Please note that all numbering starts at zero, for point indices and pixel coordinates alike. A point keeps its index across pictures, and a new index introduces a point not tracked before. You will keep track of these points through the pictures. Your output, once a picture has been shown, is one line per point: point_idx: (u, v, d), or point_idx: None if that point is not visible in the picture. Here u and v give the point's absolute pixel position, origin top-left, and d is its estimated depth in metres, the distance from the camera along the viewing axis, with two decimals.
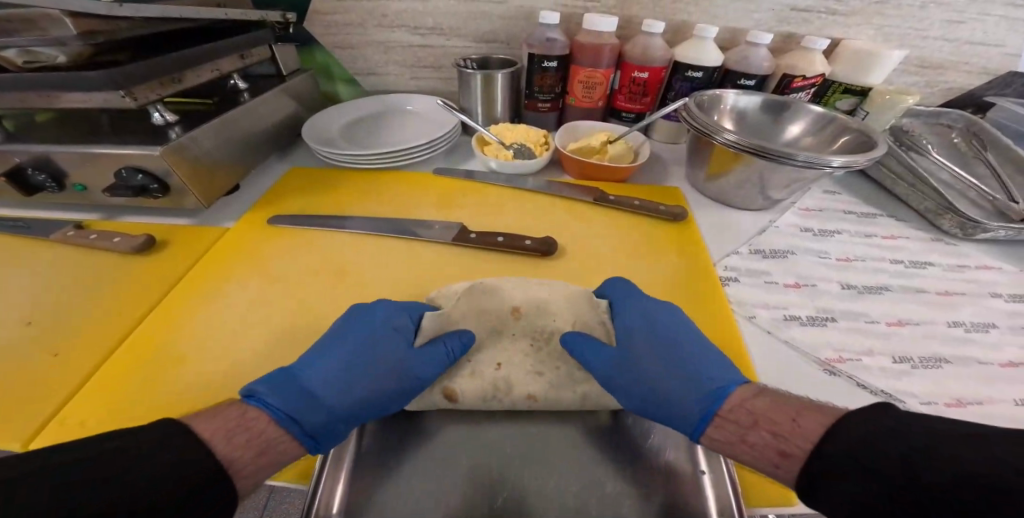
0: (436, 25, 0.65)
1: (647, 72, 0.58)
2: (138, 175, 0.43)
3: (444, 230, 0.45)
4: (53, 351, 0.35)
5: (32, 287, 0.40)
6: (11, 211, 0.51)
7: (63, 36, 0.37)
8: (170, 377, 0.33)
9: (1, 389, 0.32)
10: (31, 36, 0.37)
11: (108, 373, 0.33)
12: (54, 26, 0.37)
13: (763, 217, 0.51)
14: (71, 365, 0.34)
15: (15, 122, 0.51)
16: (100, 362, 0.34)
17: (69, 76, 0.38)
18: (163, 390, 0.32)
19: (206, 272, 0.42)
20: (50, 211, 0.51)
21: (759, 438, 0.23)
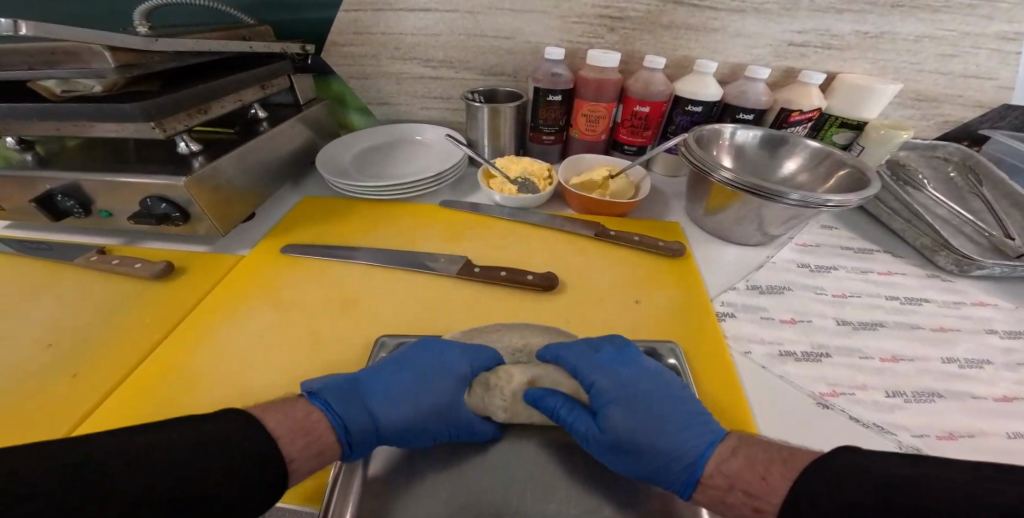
0: (447, 58, 0.68)
1: (647, 106, 0.60)
2: (162, 204, 0.45)
3: (449, 262, 0.47)
4: (75, 372, 0.36)
5: (56, 309, 0.42)
6: (39, 235, 0.53)
7: (102, 69, 0.38)
8: (186, 399, 0.35)
9: (22, 407, 0.33)
10: (72, 67, 0.38)
11: (125, 393, 0.35)
12: (93, 59, 0.38)
13: (759, 252, 0.52)
14: (90, 385, 0.35)
15: (47, 149, 0.53)
16: (116, 383, 0.36)
17: (104, 108, 0.40)
18: (178, 411, 0.34)
19: (221, 298, 0.44)
20: (75, 235, 0.53)
21: (736, 499, 0.25)
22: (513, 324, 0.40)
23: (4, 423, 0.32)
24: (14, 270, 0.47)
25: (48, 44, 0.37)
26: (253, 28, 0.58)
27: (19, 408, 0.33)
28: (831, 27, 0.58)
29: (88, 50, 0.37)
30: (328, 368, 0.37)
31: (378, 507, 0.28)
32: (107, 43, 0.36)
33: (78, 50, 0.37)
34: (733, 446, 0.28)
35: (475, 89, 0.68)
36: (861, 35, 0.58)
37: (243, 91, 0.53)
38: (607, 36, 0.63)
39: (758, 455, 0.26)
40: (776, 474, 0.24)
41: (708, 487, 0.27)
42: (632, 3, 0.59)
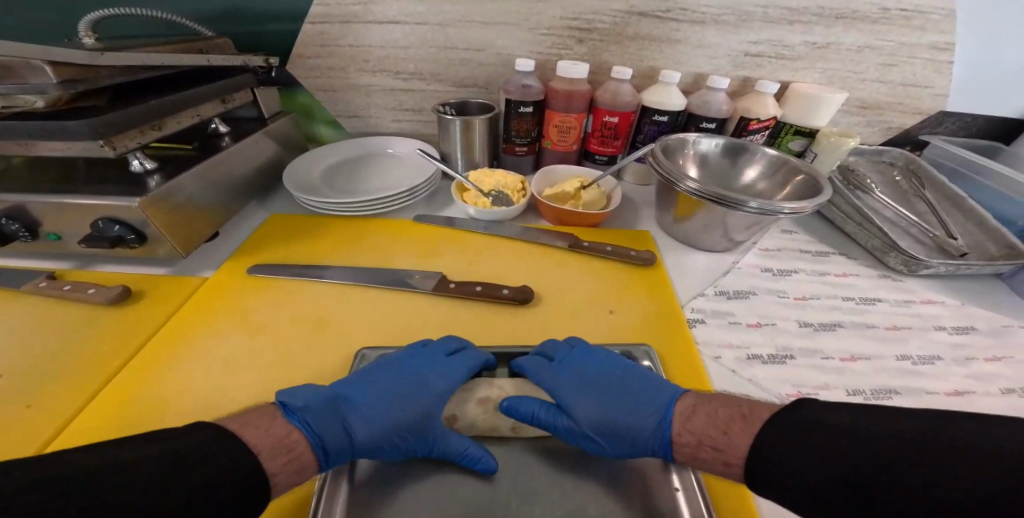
0: (417, 70, 0.67)
1: (616, 117, 0.61)
2: (116, 226, 0.43)
3: (425, 278, 0.47)
4: (27, 403, 0.34)
5: (4, 337, 0.39)
6: None
7: (42, 84, 0.35)
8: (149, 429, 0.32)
9: None
10: (7, 82, 0.36)
11: (83, 426, 0.32)
12: (34, 74, 0.35)
13: (726, 258, 0.54)
14: (45, 416, 0.33)
15: None
16: (74, 415, 0.33)
17: (48, 125, 0.38)
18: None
19: (187, 322, 0.42)
20: (21, 260, 0.50)
21: (706, 455, 0.27)
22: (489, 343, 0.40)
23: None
24: None
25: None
26: (212, 39, 0.56)
27: None
28: (784, 38, 0.61)
29: (27, 64, 0.35)
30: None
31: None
32: (47, 57, 0.34)
33: (14, 64, 0.35)
34: (693, 404, 0.30)
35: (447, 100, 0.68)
36: (809, 46, 0.62)
37: (201, 105, 0.51)
38: (575, 48, 0.64)
39: (717, 412, 0.28)
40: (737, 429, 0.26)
41: (682, 445, 0.29)
42: (598, 16, 0.60)
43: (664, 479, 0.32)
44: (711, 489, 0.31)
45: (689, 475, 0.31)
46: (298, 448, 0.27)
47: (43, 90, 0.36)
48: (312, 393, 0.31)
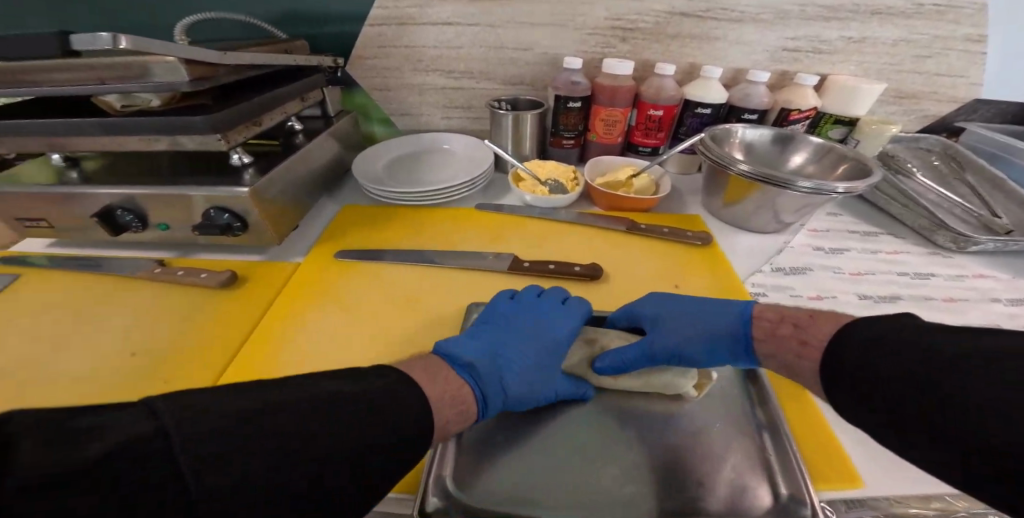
0: (468, 69, 0.72)
1: (661, 110, 0.64)
2: (225, 214, 0.47)
3: (498, 259, 0.50)
4: (166, 378, 0.37)
5: (131, 319, 0.44)
6: (93, 252, 0.55)
7: (175, 83, 0.39)
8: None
9: None
10: (142, 81, 0.40)
11: None
12: (167, 73, 0.39)
13: (777, 238, 0.57)
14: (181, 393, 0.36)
15: (95, 165, 0.55)
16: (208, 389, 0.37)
17: (176, 121, 0.42)
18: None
19: (289, 304, 0.45)
20: (128, 251, 0.55)
21: (785, 331, 0.30)
22: None
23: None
24: (77, 283, 0.49)
25: (121, 59, 0.38)
26: (292, 42, 0.61)
27: None
28: (821, 32, 0.64)
29: (160, 64, 0.38)
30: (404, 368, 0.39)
31: (472, 467, 0.31)
32: (183, 55, 0.38)
33: (150, 65, 0.38)
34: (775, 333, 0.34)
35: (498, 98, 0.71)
36: (845, 40, 0.64)
37: (288, 104, 0.56)
38: (619, 47, 0.66)
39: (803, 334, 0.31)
40: (823, 316, 0.27)
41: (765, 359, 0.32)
42: (641, 16, 0.63)
43: (756, 440, 0.33)
44: (803, 449, 0.32)
45: (784, 443, 0.32)
46: (466, 400, 0.29)
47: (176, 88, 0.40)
48: (467, 349, 0.33)
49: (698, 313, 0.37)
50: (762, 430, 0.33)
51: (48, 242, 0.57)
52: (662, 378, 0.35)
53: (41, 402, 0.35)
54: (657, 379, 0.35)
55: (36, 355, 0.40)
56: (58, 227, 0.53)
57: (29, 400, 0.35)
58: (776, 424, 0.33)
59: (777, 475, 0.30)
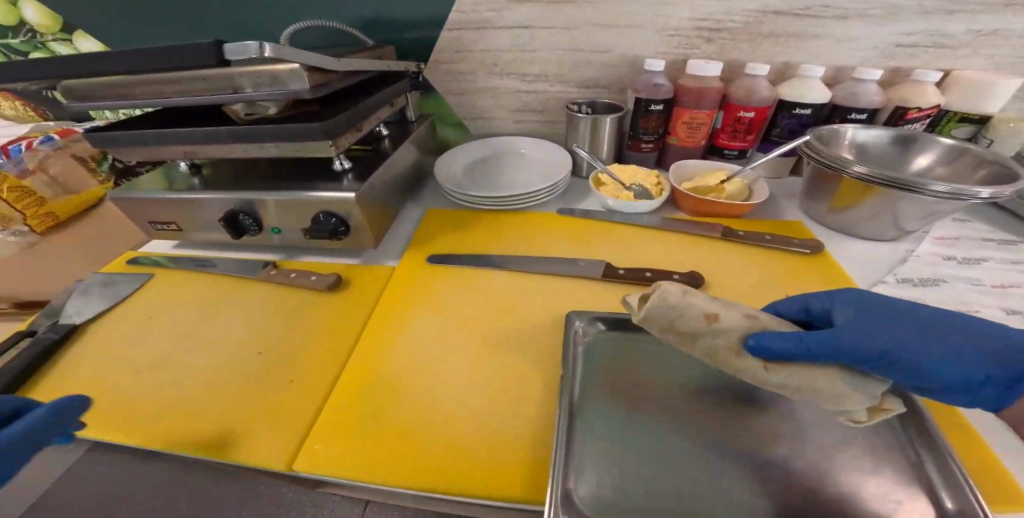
0: (542, 72, 0.71)
1: (752, 112, 0.60)
2: (333, 219, 0.50)
3: (589, 265, 0.50)
4: (290, 379, 0.40)
5: (251, 320, 0.47)
6: (213, 254, 0.62)
7: (299, 88, 0.42)
8: (395, 402, 0.37)
9: (260, 410, 0.37)
10: (272, 89, 0.42)
11: (340, 396, 0.37)
12: (293, 80, 0.42)
13: (896, 247, 0.52)
14: (307, 389, 0.39)
15: (212, 170, 0.61)
16: (330, 386, 0.39)
17: (296, 128, 0.46)
18: (392, 414, 0.36)
19: (391, 306, 0.47)
20: (240, 254, 0.60)
21: None
22: None
23: (244, 427, 0.35)
24: (199, 281, 0.54)
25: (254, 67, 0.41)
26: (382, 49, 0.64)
27: (257, 409, 0.37)
28: (942, 27, 0.55)
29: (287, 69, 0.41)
30: (509, 374, 0.39)
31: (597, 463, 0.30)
32: (309, 62, 0.40)
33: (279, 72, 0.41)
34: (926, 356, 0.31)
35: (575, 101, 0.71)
36: (975, 31, 0.55)
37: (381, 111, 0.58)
38: (702, 47, 0.62)
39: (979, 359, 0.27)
40: None
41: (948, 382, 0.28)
42: (729, 16, 0.58)
43: (907, 455, 0.30)
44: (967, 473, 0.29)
45: (944, 458, 0.29)
46: None
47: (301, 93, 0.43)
48: None
49: (917, 334, 0.28)
50: (913, 442, 0.31)
51: (171, 243, 0.65)
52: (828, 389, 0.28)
53: (186, 398, 0.39)
54: (824, 386, 0.28)
55: (174, 352, 0.44)
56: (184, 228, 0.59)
57: (178, 395, 0.39)
58: (900, 440, 0.31)
59: (919, 489, 0.28)
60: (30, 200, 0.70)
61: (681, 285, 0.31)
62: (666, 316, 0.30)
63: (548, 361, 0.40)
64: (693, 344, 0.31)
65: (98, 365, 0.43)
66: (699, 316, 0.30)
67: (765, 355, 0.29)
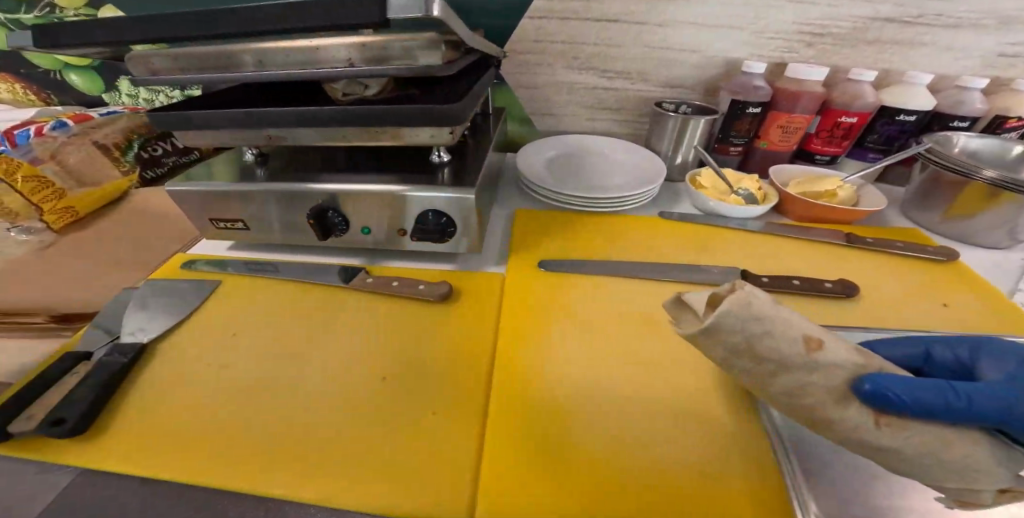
0: (624, 70, 0.68)
1: (855, 117, 0.59)
2: (442, 217, 0.45)
3: (725, 273, 0.47)
4: (431, 406, 0.35)
5: (359, 341, 0.41)
6: (285, 256, 0.56)
7: (432, 64, 0.34)
8: (569, 431, 0.33)
9: (410, 444, 0.32)
10: (399, 66, 0.35)
11: (501, 425, 0.33)
12: (423, 54, 0.34)
13: (1011, 256, 0.52)
14: (456, 418, 0.34)
15: (275, 162, 0.54)
16: (482, 414, 0.34)
17: (421, 112, 0.42)
18: (576, 446, 0.32)
19: (519, 320, 0.43)
20: (320, 259, 0.55)
21: None
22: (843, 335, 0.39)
23: (408, 468, 0.30)
24: (279, 291, 0.48)
25: (381, 36, 0.33)
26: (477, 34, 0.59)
27: (407, 443, 0.32)
28: None
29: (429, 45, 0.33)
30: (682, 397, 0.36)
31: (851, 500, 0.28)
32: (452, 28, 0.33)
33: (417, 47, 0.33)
34: None
35: (664, 101, 0.67)
36: None
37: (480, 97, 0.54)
38: (801, 51, 0.60)
39: None
40: None
41: None
42: (836, 21, 0.57)
43: None
44: None
45: None
46: None
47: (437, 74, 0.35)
48: None
49: None
50: None
51: (228, 243, 0.58)
52: (960, 458, 0.23)
53: (316, 431, 0.33)
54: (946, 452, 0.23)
55: (278, 380, 0.38)
56: (252, 226, 0.52)
57: (303, 429, 0.33)
58: None
59: None
60: (49, 191, 0.61)
61: (769, 298, 0.25)
62: (745, 332, 0.24)
63: (714, 379, 0.37)
64: (775, 379, 0.25)
65: (186, 398, 0.36)
66: (796, 339, 0.25)
67: (882, 405, 0.23)
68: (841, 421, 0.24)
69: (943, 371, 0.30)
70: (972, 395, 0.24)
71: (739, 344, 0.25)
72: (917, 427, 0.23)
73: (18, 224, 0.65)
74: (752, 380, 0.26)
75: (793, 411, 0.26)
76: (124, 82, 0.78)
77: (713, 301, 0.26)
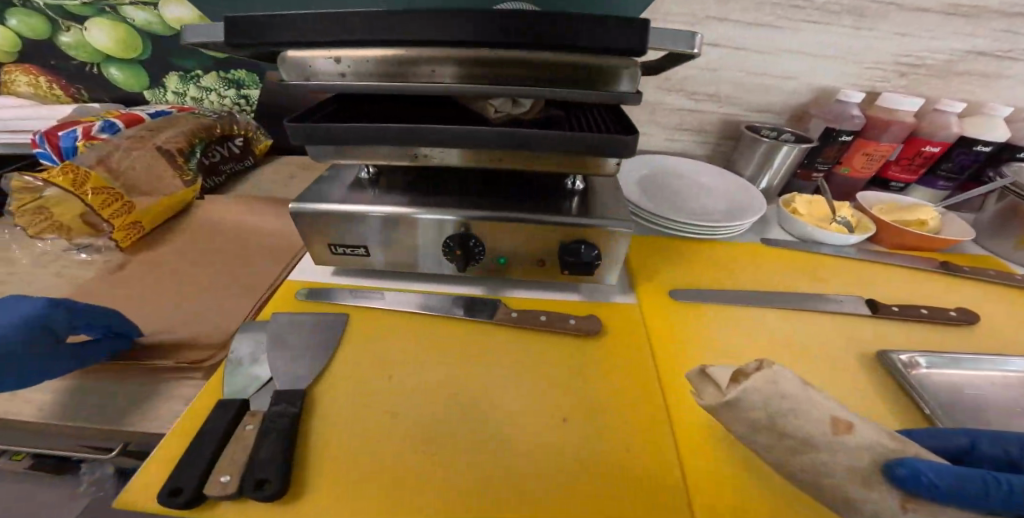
0: (715, 93, 0.68)
1: (937, 147, 0.63)
2: (594, 250, 0.46)
3: (853, 302, 0.50)
4: (625, 447, 0.36)
5: (523, 380, 0.42)
6: (403, 283, 0.55)
7: (627, 92, 0.34)
8: (761, 468, 0.36)
9: (628, 488, 0.33)
10: (592, 91, 0.34)
11: (700, 466, 0.35)
12: (620, 82, 0.34)
13: None
14: (656, 460, 0.35)
15: (389, 179, 0.53)
16: (677, 454, 0.36)
17: (583, 139, 0.40)
18: (767, 482, 0.35)
19: (668, 354, 0.45)
20: (441, 286, 0.55)
21: None
22: (979, 365, 0.43)
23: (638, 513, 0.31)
24: (418, 326, 0.48)
25: (590, 60, 0.32)
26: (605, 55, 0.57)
27: (624, 487, 0.33)
28: None
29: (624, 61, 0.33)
30: None
31: None
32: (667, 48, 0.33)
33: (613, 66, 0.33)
34: None
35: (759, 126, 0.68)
36: None
37: None
38: (893, 81, 0.64)
39: None
40: None
41: None
42: (936, 54, 0.61)
43: None
44: None
45: None
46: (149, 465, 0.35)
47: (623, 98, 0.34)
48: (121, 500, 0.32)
49: None
50: None
51: (331, 268, 0.56)
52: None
53: (529, 479, 0.33)
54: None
55: (455, 428, 0.37)
56: (376, 253, 0.51)
57: (513, 477, 0.33)
58: None
59: None
60: (118, 204, 0.57)
61: (800, 381, 0.27)
62: (768, 409, 0.26)
63: None
64: (796, 456, 0.25)
65: (370, 451, 0.35)
66: (821, 419, 0.25)
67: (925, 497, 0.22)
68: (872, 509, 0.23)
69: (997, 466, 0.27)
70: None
71: (758, 419, 0.27)
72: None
73: (71, 240, 0.59)
74: (775, 457, 0.27)
75: (815, 490, 0.26)
76: (173, 79, 0.75)
77: (736, 377, 0.29)
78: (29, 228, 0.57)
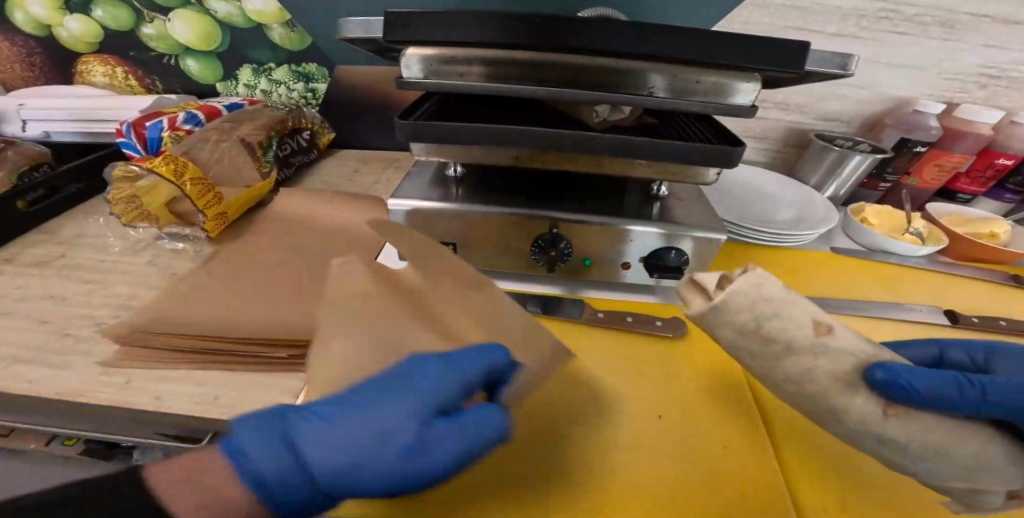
0: (783, 100, 0.69)
1: (1010, 160, 0.63)
2: (680, 255, 0.48)
3: (933, 313, 0.51)
4: (724, 447, 0.37)
5: (611, 378, 0.43)
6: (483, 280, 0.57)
7: (743, 105, 0.36)
8: (857, 474, 0.37)
9: (738, 488, 0.33)
10: (712, 103, 0.35)
11: (802, 472, 0.36)
12: (737, 95, 0.36)
13: None
14: (758, 462, 0.36)
15: (470, 183, 0.54)
16: (777, 460, 0.37)
17: (686, 147, 0.42)
18: (876, 487, 0.35)
19: None
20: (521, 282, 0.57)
21: None
22: None
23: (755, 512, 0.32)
24: None
25: (717, 75, 0.34)
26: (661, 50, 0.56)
27: (734, 485, 0.34)
28: None
29: (745, 77, 0.35)
30: None
31: None
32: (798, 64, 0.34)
33: (732, 82, 0.35)
34: None
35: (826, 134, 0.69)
36: None
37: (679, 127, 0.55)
38: (974, 92, 0.65)
39: None
40: None
41: None
42: (1018, 65, 0.62)
43: None
44: None
45: None
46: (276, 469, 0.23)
47: (738, 112, 0.36)
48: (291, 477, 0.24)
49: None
50: None
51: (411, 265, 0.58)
52: (968, 450, 0.28)
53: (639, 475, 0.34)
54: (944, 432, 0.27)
55: (553, 421, 0.38)
56: (461, 251, 0.53)
57: (622, 470, 0.34)
58: None
59: None
60: (210, 194, 0.59)
61: (783, 286, 0.30)
62: (754, 311, 0.29)
63: None
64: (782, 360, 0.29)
65: None
66: (802, 323, 0.29)
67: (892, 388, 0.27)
68: (851, 409, 0.28)
69: (959, 368, 0.36)
70: (989, 389, 0.28)
71: (745, 324, 0.30)
72: (930, 419, 0.28)
73: (161, 228, 0.62)
74: (761, 364, 0.31)
75: (805, 399, 0.31)
76: (247, 71, 0.80)
77: (723, 283, 0.32)
78: (123, 216, 0.60)
